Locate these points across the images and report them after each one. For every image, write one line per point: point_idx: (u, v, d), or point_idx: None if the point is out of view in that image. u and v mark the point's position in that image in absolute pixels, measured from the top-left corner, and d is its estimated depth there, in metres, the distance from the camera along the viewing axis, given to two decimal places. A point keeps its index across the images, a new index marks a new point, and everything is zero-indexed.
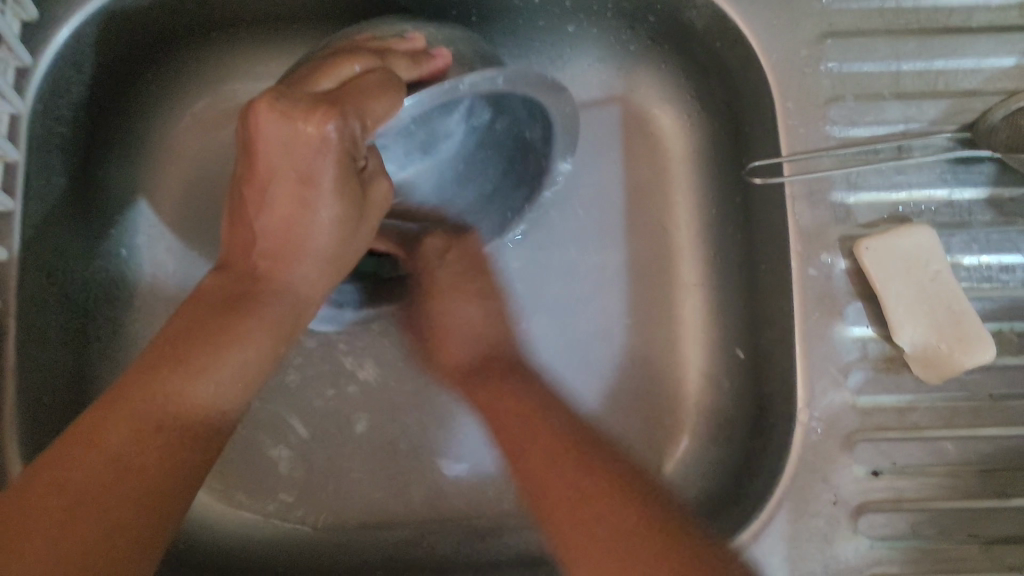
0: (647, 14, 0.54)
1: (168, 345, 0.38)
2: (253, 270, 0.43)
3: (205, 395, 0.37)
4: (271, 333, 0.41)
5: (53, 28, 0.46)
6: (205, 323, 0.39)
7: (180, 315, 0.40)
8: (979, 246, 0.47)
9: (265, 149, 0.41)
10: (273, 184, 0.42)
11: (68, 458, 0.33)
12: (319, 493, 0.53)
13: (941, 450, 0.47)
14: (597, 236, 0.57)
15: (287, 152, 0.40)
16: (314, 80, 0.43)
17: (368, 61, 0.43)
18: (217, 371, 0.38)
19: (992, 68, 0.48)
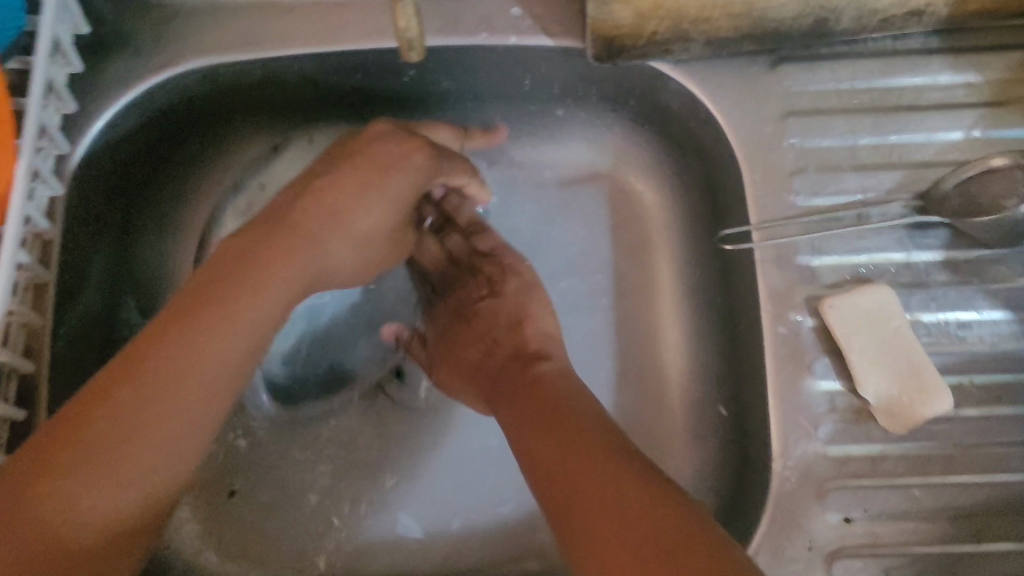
0: (628, 99, 0.60)
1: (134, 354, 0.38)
2: (279, 232, 0.45)
3: (224, 352, 0.40)
4: (289, 284, 0.44)
5: (90, 120, 0.53)
6: (228, 273, 0.42)
7: (204, 269, 0.42)
8: (937, 304, 0.51)
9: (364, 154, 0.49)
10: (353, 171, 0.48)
11: (68, 428, 0.36)
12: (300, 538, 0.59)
13: (912, 496, 0.49)
14: (589, 304, 0.62)
15: (343, 194, 0.48)
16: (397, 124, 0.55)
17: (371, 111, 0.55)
18: (239, 328, 0.41)
19: (942, 142, 0.54)
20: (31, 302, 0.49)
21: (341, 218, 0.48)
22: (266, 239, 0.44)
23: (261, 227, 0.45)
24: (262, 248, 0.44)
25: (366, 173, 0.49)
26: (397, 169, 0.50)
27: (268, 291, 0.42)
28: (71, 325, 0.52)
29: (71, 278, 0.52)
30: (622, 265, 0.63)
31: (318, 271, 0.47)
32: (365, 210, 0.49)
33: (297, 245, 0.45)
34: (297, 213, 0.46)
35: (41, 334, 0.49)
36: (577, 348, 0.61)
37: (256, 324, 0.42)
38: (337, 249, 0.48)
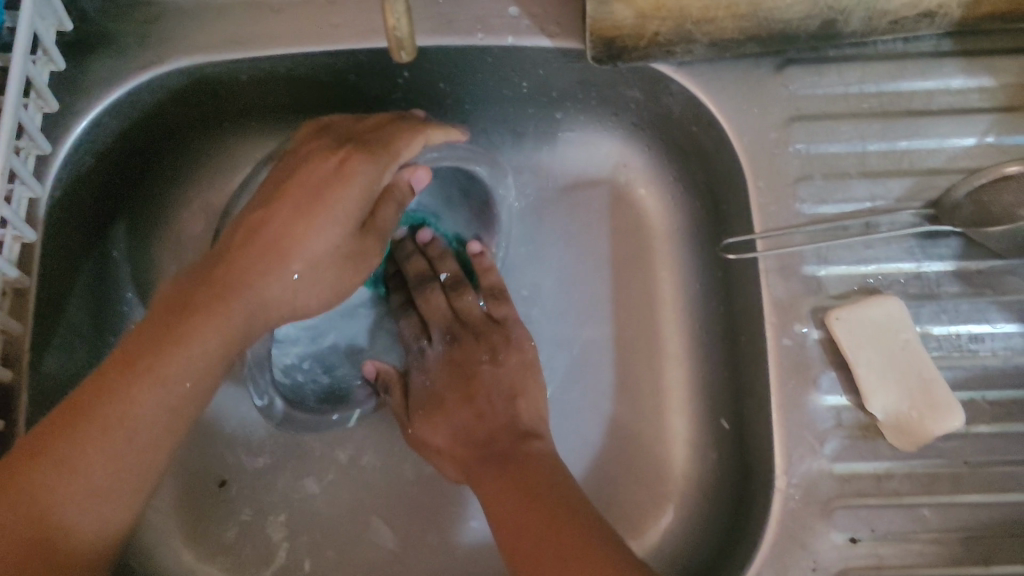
0: (629, 102, 0.58)
1: (81, 397, 0.39)
2: (238, 268, 0.43)
3: (133, 405, 0.39)
4: (228, 328, 0.42)
5: (74, 120, 0.51)
6: (171, 319, 0.41)
7: (156, 313, 0.42)
8: (948, 316, 0.50)
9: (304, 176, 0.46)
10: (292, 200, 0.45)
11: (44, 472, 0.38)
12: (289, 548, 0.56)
13: (920, 516, 0.47)
14: (586, 314, 0.60)
15: (284, 230, 0.44)
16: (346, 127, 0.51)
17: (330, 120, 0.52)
18: (165, 374, 0.40)
19: (954, 148, 0.52)
20: (9, 308, 0.47)
21: (291, 260, 0.44)
22: (202, 286, 0.43)
23: (192, 278, 0.43)
24: (198, 299, 0.42)
25: (302, 198, 0.45)
26: (336, 187, 0.45)
27: (197, 341, 0.41)
28: (53, 331, 0.51)
29: (56, 284, 0.51)
30: (621, 274, 0.61)
31: (256, 311, 0.44)
32: (308, 238, 0.44)
33: (227, 290, 0.43)
34: (228, 263, 0.43)
35: (20, 341, 0.47)
36: (574, 360, 0.59)
37: (195, 363, 0.41)
38: (278, 285, 0.44)
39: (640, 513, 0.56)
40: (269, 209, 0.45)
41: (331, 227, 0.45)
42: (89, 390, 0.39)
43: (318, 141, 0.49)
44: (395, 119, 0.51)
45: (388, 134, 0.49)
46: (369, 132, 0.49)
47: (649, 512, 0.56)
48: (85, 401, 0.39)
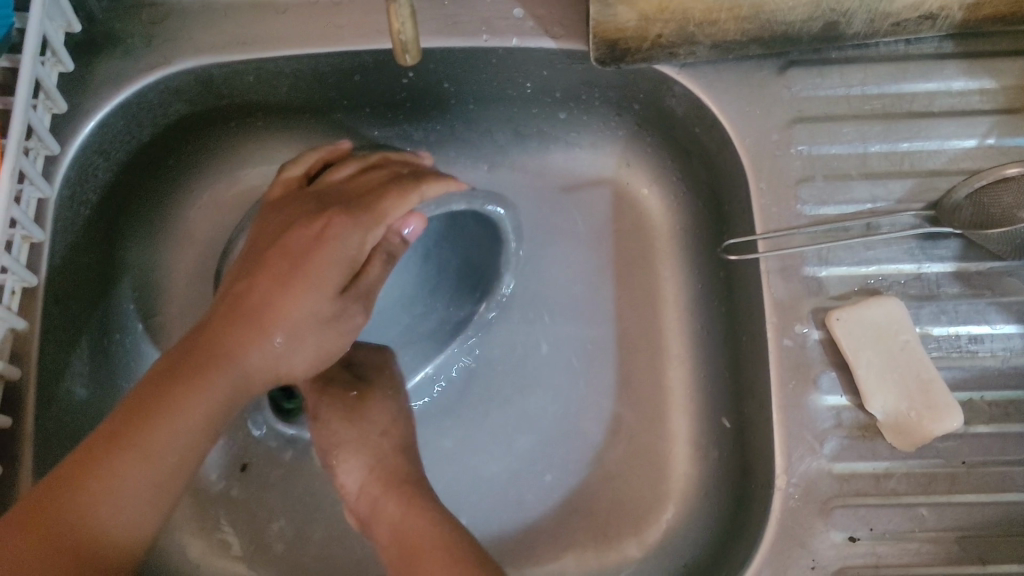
0: (632, 103, 0.58)
1: (72, 473, 0.38)
2: (231, 329, 0.42)
3: (139, 463, 0.39)
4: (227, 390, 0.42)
5: (82, 121, 0.51)
6: (173, 376, 0.41)
7: (159, 371, 0.41)
8: (947, 317, 0.50)
9: (293, 231, 0.45)
10: (286, 259, 0.44)
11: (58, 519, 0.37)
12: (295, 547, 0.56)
13: (918, 516, 0.48)
14: (589, 312, 0.60)
15: (270, 297, 0.43)
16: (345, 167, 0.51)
17: (326, 160, 0.52)
18: (168, 433, 0.40)
19: (955, 149, 0.52)
20: (18, 306, 0.48)
21: (274, 330, 0.43)
22: (185, 363, 0.41)
23: (174, 354, 0.42)
24: (182, 373, 0.41)
25: (283, 266, 0.44)
26: (316, 247, 0.44)
27: (184, 416, 0.40)
28: (61, 329, 0.51)
29: (63, 283, 0.52)
30: (624, 274, 0.61)
31: (240, 383, 0.42)
32: (289, 308, 0.43)
33: (209, 365, 0.41)
34: (213, 330, 0.42)
35: (28, 339, 0.48)
36: (577, 357, 0.60)
37: (198, 422, 0.41)
38: (261, 355, 0.43)
39: (641, 510, 0.56)
40: (251, 278, 0.44)
41: (313, 295, 0.43)
42: (79, 466, 0.38)
43: (306, 197, 0.48)
44: (391, 173, 0.49)
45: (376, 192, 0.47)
46: (359, 186, 0.48)
47: (650, 509, 0.56)
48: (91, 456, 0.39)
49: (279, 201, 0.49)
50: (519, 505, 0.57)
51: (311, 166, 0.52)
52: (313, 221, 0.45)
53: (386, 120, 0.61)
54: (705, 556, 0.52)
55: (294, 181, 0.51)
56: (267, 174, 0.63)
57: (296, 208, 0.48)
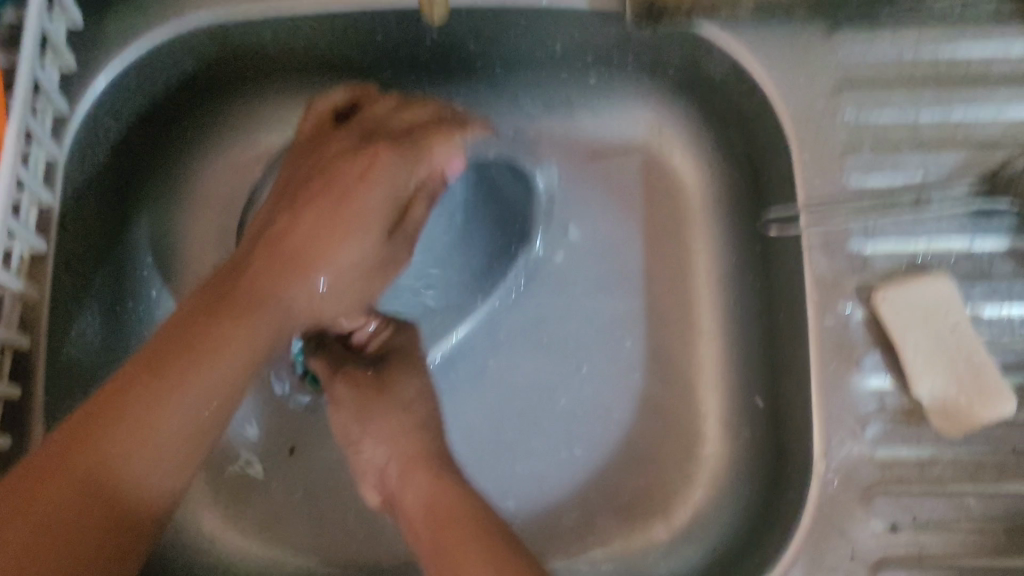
0: (667, 67, 0.55)
1: (104, 410, 0.36)
2: (266, 276, 0.41)
3: (179, 409, 0.37)
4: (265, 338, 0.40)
5: (92, 79, 0.49)
6: (208, 317, 0.39)
7: (184, 314, 0.39)
8: (999, 296, 0.47)
9: (335, 172, 0.44)
10: (326, 197, 0.43)
11: (90, 457, 0.35)
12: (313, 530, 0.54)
13: (964, 505, 0.45)
14: (618, 284, 0.58)
15: (309, 240, 0.42)
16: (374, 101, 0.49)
17: (357, 100, 0.49)
18: (207, 376, 0.38)
19: (1011, 119, 0.49)
20: (26, 273, 0.46)
21: (314, 271, 0.43)
22: (221, 304, 0.40)
23: (207, 296, 0.40)
24: (218, 312, 0.39)
25: (327, 204, 0.43)
26: (360, 188, 0.44)
27: (222, 361, 0.38)
28: (71, 295, 0.49)
29: (74, 247, 0.50)
30: (656, 245, 0.58)
31: (279, 327, 0.41)
32: (335, 250, 0.43)
33: (251, 307, 0.40)
34: (251, 274, 0.41)
35: (39, 307, 0.46)
36: (607, 331, 0.57)
37: (238, 367, 0.39)
38: (303, 295, 0.42)
39: (668, 493, 0.54)
40: (294, 214, 0.43)
41: (354, 240, 0.44)
42: (113, 405, 0.36)
43: (345, 134, 0.46)
44: (432, 113, 0.48)
45: (418, 132, 0.46)
46: (400, 128, 0.47)
47: (679, 491, 0.54)
48: (132, 397, 0.36)
49: (312, 141, 0.47)
50: (540, 483, 0.55)
51: (341, 102, 0.49)
52: (356, 159, 0.44)
53: (409, 82, 0.58)
54: (736, 542, 0.50)
55: (325, 117, 0.49)
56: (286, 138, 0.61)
57: (328, 145, 0.46)
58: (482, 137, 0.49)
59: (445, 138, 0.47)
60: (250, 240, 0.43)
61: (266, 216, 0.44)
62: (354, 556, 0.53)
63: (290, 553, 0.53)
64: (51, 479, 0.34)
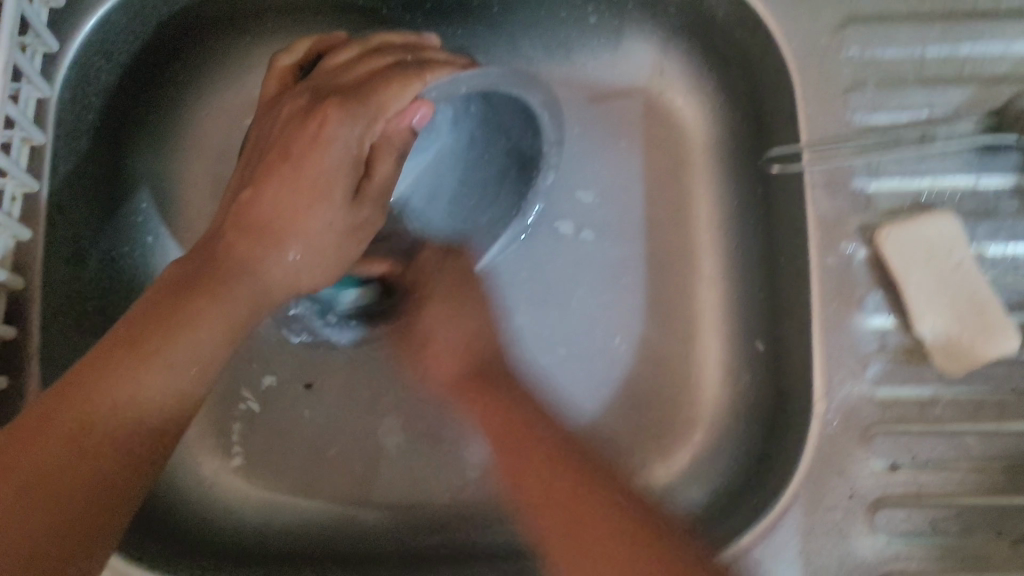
0: (668, 5, 0.54)
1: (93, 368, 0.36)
2: (246, 240, 0.41)
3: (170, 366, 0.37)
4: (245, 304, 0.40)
5: (81, 16, 0.48)
6: (194, 285, 0.39)
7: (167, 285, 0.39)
8: (1004, 235, 0.47)
9: (288, 141, 0.41)
10: (285, 163, 0.41)
11: (70, 415, 0.34)
12: (314, 476, 0.54)
13: (964, 444, 0.45)
14: (618, 228, 0.57)
15: (275, 208, 0.41)
16: (336, 53, 0.46)
17: (319, 50, 0.49)
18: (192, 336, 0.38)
19: (1019, 54, 0.48)
20: (18, 214, 0.45)
21: (286, 240, 0.42)
22: (203, 276, 0.40)
23: (191, 266, 0.40)
24: (196, 283, 0.39)
25: (285, 172, 0.41)
26: (314, 151, 0.41)
27: (201, 325, 0.38)
28: (64, 239, 0.49)
29: (67, 191, 0.49)
30: (657, 190, 0.57)
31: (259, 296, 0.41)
32: (302, 220, 0.41)
33: (227, 276, 0.40)
34: (226, 244, 0.41)
35: (32, 248, 0.46)
36: (608, 275, 0.56)
37: (222, 328, 0.39)
38: (280, 266, 0.42)
39: (668, 435, 0.54)
40: (255, 187, 0.42)
41: (324, 206, 0.42)
42: (98, 365, 0.36)
43: (299, 89, 0.44)
44: (394, 58, 0.45)
45: (374, 82, 0.43)
46: (354, 76, 0.44)
47: (678, 434, 0.54)
48: (119, 355, 0.36)
49: (275, 99, 0.47)
50: None
51: (305, 58, 0.49)
52: (310, 121, 0.41)
53: (406, 23, 0.57)
54: (736, 484, 0.50)
55: (289, 74, 0.48)
56: None
57: (283, 107, 0.44)
58: (448, 74, 0.43)
59: (403, 82, 0.43)
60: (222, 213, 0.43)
61: (239, 176, 0.44)
62: (358, 502, 0.53)
63: (290, 498, 0.53)
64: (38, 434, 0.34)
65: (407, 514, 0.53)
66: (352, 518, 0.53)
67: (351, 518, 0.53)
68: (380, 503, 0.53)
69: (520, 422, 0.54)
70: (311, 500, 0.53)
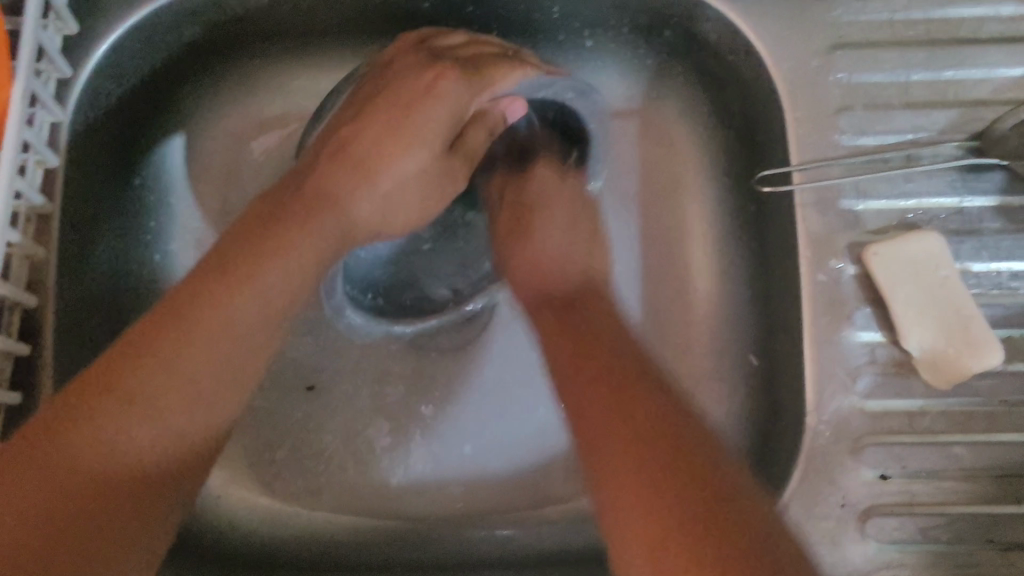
0: (663, 29, 0.56)
1: (129, 347, 0.37)
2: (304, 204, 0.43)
3: (212, 340, 0.38)
4: (297, 271, 0.41)
5: (94, 42, 0.50)
6: (242, 256, 0.40)
7: (210, 257, 0.41)
8: (988, 253, 0.48)
9: (401, 98, 0.47)
10: (365, 141, 0.46)
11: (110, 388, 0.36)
12: (324, 492, 0.54)
13: (953, 454, 0.46)
14: (616, 246, 0.58)
15: (341, 173, 0.45)
16: (444, 37, 0.51)
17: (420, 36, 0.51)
18: (235, 307, 0.39)
19: (1001, 78, 0.50)
20: (33, 235, 0.47)
21: (377, 177, 0.46)
22: (248, 247, 0.41)
23: (239, 236, 0.42)
24: (206, 288, 0.39)
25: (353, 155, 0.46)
26: (429, 104, 0.47)
27: (245, 300, 0.39)
28: (75, 257, 0.50)
29: (79, 212, 0.50)
30: (653, 209, 0.59)
31: (313, 262, 0.42)
32: (369, 182, 0.46)
33: (266, 248, 0.41)
34: (284, 213, 0.43)
35: (44, 266, 0.47)
36: None
37: (265, 302, 0.40)
38: (313, 247, 0.42)
39: None
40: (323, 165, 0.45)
41: (411, 152, 0.47)
42: (135, 343, 0.37)
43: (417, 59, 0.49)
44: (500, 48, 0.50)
45: (485, 59, 0.49)
46: (467, 52, 0.49)
47: None
48: (163, 328, 0.37)
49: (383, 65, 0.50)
50: (544, 441, 0.56)
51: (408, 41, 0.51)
52: (424, 73, 0.48)
53: None
54: None
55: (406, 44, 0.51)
56: (282, 106, 0.60)
57: (403, 73, 0.48)
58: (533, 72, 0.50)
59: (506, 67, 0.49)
60: (254, 204, 0.44)
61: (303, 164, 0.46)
62: (369, 516, 0.54)
63: (303, 515, 0.54)
64: (84, 406, 0.35)
65: (417, 528, 0.54)
66: (364, 533, 0.53)
67: (363, 532, 0.54)
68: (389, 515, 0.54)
69: (529, 436, 0.56)
70: (323, 516, 0.54)
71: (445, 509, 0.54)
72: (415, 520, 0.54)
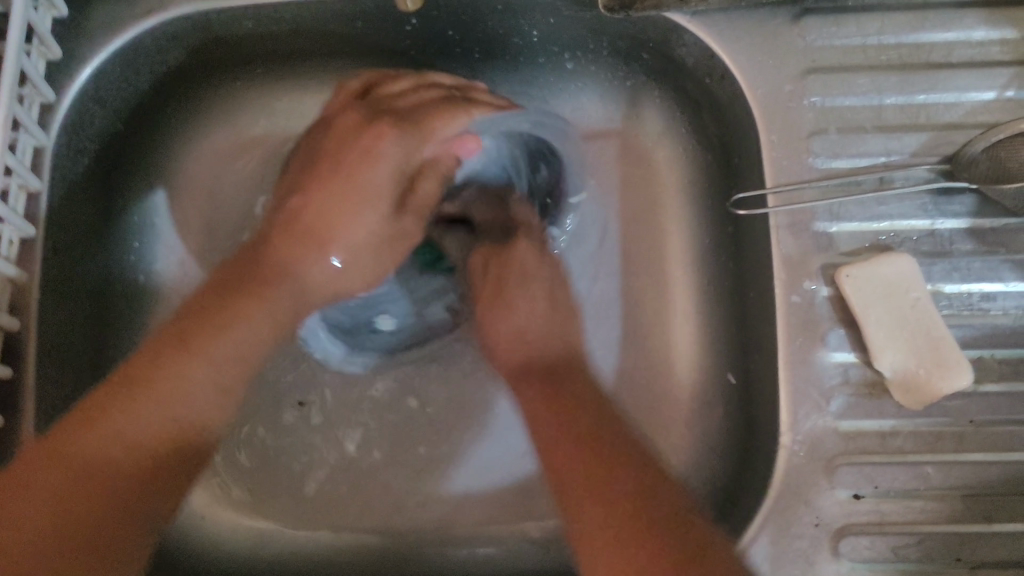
0: (641, 53, 0.57)
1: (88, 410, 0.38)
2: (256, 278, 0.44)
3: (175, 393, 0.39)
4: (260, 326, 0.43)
5: (77, 67, 0.51)
6: (198, 321, 0.41)
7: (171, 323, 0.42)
8: (959, 274, 0.49)
9: (341, 157, 0.46)
10: (310, 207, 0.46)
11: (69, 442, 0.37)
12: (308, 511, 0.55)
13: (923, 474, 0.47)
14: (597, 266, 0.59)
15: (286, 246, 0.45)
16: (391, 85, 0.51)
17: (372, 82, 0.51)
18: (194, 368, 0.40)
19: (972, 102, 0.51)
20: (17, 258, 0.47)
21: (329, 246, 0.46)
22: (207, 310, 0.42)
23: (200, 300, 0.43)
24: (161, 356, 0.40)
25: (305, 224, 0.46)
26: (365, 162, 0.46)
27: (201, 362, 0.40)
28: (59, 279, 0.50)
29: (63, 233, 0.51)
30: (632, 228, 0.60)
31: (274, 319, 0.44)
32: (312, 254, 0.45)
33: (224, 314, 0.42)
34: (242, 277, 0.44)
35: (28, 290, 0.47)
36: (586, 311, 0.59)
37: (229, 359, 0.41)
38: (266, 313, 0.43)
39: None
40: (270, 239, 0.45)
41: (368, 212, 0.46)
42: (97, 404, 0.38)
43: (357, 113, 0.48)
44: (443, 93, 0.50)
45: (426, 109, 0.48)
46: (409, 102, 0.49)
47: None
48: (125, 388, 0.39)
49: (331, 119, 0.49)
50: (524, 456, 0.56)
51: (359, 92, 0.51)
52: (367, 133, 0.47)
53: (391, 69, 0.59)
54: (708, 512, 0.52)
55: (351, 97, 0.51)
56: (266, 126, 0.61)
57: (341, 130, 0.47)
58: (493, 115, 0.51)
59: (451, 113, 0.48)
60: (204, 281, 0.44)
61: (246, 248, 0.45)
62: (349, 535, 0.55)
63: (284, 534, 0.55)
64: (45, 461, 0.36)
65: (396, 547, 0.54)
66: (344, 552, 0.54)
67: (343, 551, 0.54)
68: (370, 532, 0.55)
69: (511, 452, 0.56)
70: (303, 537, 0.55)
71: (426, 526, 0.55)
72: (394, 539, 0.55)
